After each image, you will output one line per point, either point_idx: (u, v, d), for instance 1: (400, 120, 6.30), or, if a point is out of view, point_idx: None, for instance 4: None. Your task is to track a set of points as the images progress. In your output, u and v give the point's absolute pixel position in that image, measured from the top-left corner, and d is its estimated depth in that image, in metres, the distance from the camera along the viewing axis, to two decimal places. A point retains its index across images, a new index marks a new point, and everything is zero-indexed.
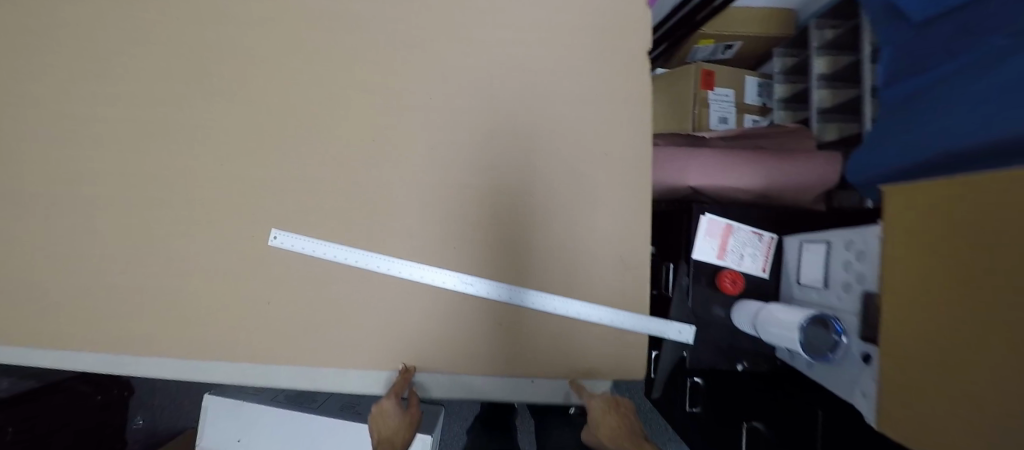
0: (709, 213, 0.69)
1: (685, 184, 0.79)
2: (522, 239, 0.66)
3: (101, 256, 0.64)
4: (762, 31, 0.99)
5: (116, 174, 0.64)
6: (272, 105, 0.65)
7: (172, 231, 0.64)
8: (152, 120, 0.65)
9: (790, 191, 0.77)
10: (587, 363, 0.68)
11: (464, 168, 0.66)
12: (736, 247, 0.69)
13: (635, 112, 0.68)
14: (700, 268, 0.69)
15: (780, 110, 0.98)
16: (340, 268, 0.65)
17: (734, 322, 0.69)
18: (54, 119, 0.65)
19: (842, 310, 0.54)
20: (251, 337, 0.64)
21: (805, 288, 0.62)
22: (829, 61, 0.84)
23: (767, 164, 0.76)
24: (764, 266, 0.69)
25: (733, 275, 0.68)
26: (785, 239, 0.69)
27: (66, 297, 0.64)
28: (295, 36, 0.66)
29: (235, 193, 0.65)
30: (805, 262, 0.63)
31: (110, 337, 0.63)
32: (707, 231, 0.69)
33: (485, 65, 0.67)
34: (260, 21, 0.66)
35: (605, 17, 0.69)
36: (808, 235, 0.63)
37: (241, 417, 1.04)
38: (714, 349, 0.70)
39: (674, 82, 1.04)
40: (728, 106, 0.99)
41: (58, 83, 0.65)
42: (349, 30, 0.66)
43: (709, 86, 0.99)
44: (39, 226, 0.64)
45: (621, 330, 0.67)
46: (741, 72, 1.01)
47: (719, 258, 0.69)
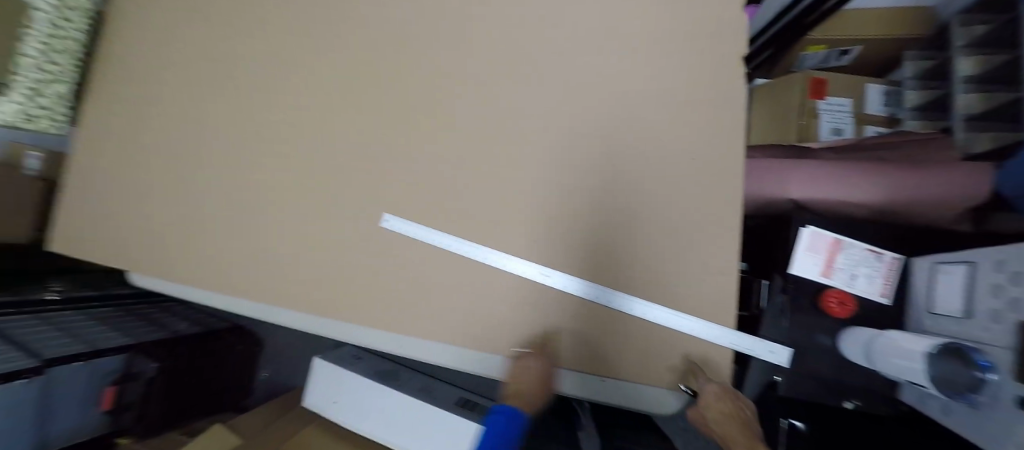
0: (813, 225, 0.62)
1: (786, 197, 0.73)
2: (599, 237, 0.69)
3: (265, 226, 0.83)
4: (887, 33, 0.90)
5: (282, 164, 0.84)
6: (397, 113, 0.80)
7: (316, 211, 0.81)
8: (310, 123, 0.84)
9: (924, 208, 0.66)
10: (659, 372, 0.65)
11: (549, 167, 0.72)
12: (847, 265, 0.61)
13: (726, 118, 0.68)
14: (800, 286, 0.62)
15: (914, 121, 0.85)
16: (434, 250, 0.75)
17: (841, 350, 0.60)
18: (246, 122, 0.88)
19: (993, 345, 0.43)
20: (360, 301, 0.76)
21: (939, 316, 0.53)
22: (978, 63, 0.77)
23: (892, 176, 0.67)
24: (884, 289, 0.61)
25: (840, 295, 0.61)
26: (913, 260, 0.60)
27: (239, 256, 0.84)
28: (418, 56, 0.80)
29: (363, 183, 0.79)
30: (940, 288, 0.54)
31: (263, 289, 0.81)
32: (809, 245, 0.62)
33: (575, 75, 0.73)
34: (393, 47, 0.82)
35: (696, 27, 0.71)
36: (944, 255, 0.54)
37: (338, 383, 1.20)
38: (815, 380, 0.62)
39: (775, 92, 0.98)
40: (844, 117, 0.89)
41: (253, 96, 0.88)
42: (460, 50, 0.78)
43: (819, 95, 0.90)
44: (228, 201, 0.86)
45: (699, 339, 0.64)
46: (863, 80, 0.91)
47: (825, 276, 0.62)
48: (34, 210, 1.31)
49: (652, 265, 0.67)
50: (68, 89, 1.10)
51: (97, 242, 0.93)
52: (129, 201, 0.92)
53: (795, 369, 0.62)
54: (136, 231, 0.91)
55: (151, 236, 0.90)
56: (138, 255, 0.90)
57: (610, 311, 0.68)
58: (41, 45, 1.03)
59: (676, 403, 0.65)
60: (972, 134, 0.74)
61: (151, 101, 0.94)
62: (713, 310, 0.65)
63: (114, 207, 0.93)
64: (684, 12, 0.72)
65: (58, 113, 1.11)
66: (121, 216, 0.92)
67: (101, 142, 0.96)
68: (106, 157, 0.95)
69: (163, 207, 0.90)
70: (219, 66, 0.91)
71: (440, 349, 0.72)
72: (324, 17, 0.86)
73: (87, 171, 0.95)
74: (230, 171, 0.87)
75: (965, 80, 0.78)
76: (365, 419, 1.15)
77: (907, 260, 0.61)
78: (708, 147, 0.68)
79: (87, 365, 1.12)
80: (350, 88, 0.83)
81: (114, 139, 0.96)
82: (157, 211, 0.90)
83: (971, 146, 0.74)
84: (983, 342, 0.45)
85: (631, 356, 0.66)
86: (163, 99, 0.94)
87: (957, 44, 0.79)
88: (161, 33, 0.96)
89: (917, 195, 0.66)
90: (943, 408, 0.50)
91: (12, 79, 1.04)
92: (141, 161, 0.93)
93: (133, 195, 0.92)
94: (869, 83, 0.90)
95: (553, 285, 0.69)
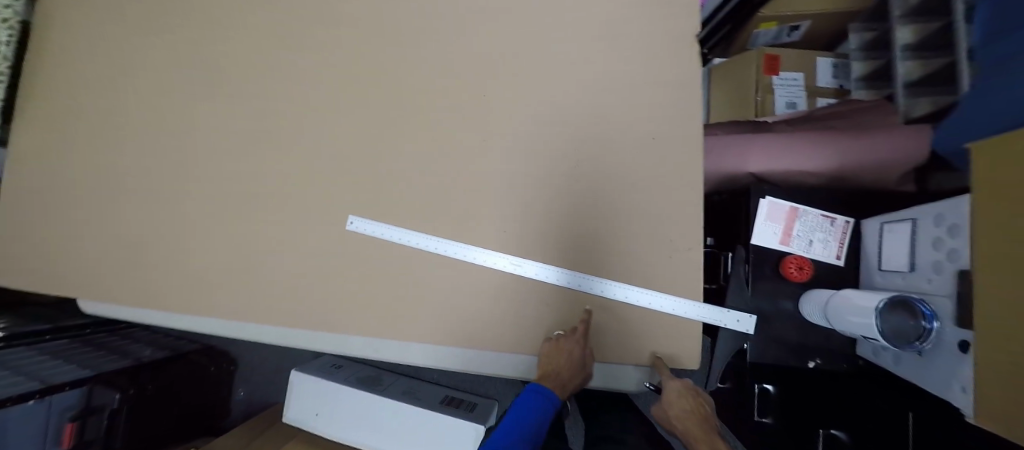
0: (770, 195, 0.65)
1: (745, 170, 0.75)
2: (569, 223, 0.69)
3: (223, 238, 0.79)
4: (834, 8, 0.91)
5: (237, 172, 0.80)
6: (355, 112, 0.77)
7: (277, 219, 0.78)
8: (265, 128, 0.80)
9: (868, 170, 0.70)
10: (634, 350, 0.66)
11: (515, 157, 0.71)
12: (804, 232, 0.64)
13: (683, 96, 0.69)
14: (762, 255, 0.65)
15: (861, 89, 0.89)
16: (405, 249, 0.73)
17: (802, 314, 0.63)
18: (194, 130, 0.83)
19: (935, 295, 0.46)
20: (330, 308, 0.74)
21: (889, 273, 0.56)
22: (916, 29, 0.79)
23: (838, 143, 0.70)
24: (839, 252, 0.63)
25: (799, 261, 0.63)
26: (864, 223, 0.63)
27: (196, 271, 0.80)
28: (373, 51, 0.78)
29: (325, 186, 0.77)
30: (888, 245, 0.57)
31: (226, 304, 0.78)
32: (768, 215, 0.64)
33: (535, 63, 0.73)
34: (346, 43, 0.79)
35: (650, 9, 0.71)
36: (890, 215, 0.57)
37: (319, 394, 1.17)
38: (780, 344, 0.64)
39: (733, 70, 1.00)
40: (797, 90, 0.93)
41: (199, 102, 0.83)
42: (417, 42, 0.77)
43: (773, 71, 0.93)
44: (181, 215, 0.81)
45: (670, 315, 0.66)
46: (813, 54, 0.94)
47: (784, 243, 0.64)
48: None
49: (622, 247, 0.68)
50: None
51: (30, 269, 0.85)
52: (67, 224, 0.85)
53: (761, 336, 0.64)
54: (78, 255, 0.84)
55: (96, 258, 0.83)
56: (82, 280, 0.83)
57: (584, 296, 0.68)
58: None
59: (642, 377, 0.67)
60: (914, 99, 0.78)
61: (87, 112, 0.88)
62: (682, 285, 0.66)
63: (50, 231, 0.85)
64: None
65: None
66: (59, 240, 0.85)
67: (30, 161, 0.88)
68: (36, 178, 0.87)
69: (107, 226, 0.84)
70: (159, 72, 0.85)
71: (415, 349, 0.71)
72: (270, 15, 0.82)
73: (16, 194, 0.87)
74: (181, 184, 0.82)
75: (905, 48, 0.80)
76: (350, 428, 1.13)
77: (858, 223, 0.64)
78: (668, 126, 0.69)
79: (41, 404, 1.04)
80: (304, 88, 0.79)
81: (45, 157, 0.88)
82: (100, 231, 0.84)
83: (913, 111, 0.79)
84: (926, 293, 0.48)
85: (605, 338, 0.67)
86: (100, 111, 0.87)
87: (896, 13, 0.80)
88: (92, 40, 0.89)
89: (861, 159, 0.69)
90: (894, 358, 0.54)
91: None
92: (78, 178, 0.86)
93: (71, 216, 0.85)
94: (819, 57, 0.94)
95: (526, 275, 0.69)
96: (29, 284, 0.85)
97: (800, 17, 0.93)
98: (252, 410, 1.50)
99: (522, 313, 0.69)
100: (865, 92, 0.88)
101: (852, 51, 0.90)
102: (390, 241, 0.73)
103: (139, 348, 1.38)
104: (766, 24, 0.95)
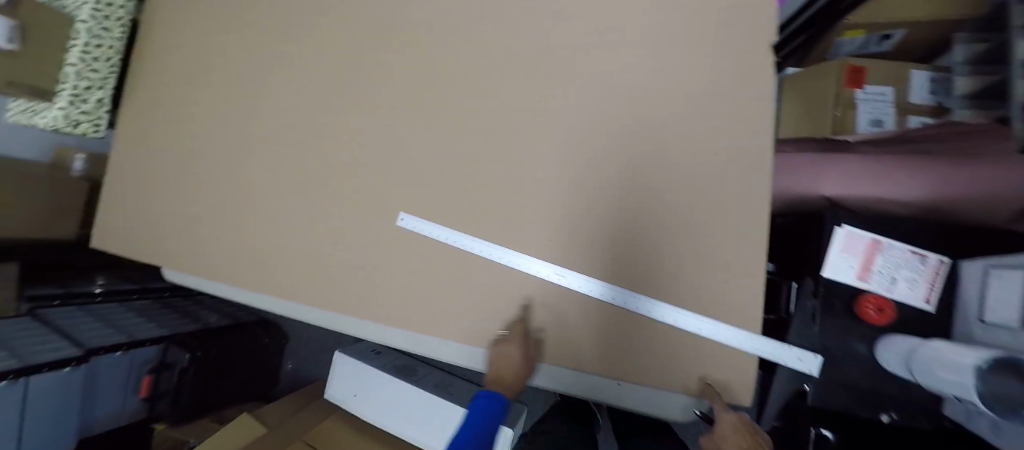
0: (848, 224, 0.58)
1: (818, 193, 0.71)
2: (616, 238, 0.67)
3: (284, 225, 0.85)
4: (941, 15, 0.80)
5: (301, 165, 0.86)
6: (412, 112, 0.80)
7: (335, 210, 0.82)
8: (328, 124, 0.85)
9: (973, 204, 0.60)
10: (677, 377, 0.63)
11: (564, 166, 0.70)
12: (886, 268, 0.57)
13: (752, 111, 0.64)
14: (833, 290, 0.59)
15: (963, 110, 0.77)
16: (448, 250, 0.74)
17: (878, 359, 0.56)
18: (266, 124, 0.90)
19: None
20: (376, 300, 0.77)
21: (993, 327, 0.49)
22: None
23: (938, 171, 0.60)
24: (929, 296, 0.56)
25: (877, 300, 0.57)
26: (962, 264, 0.55)
27: (260, 254, 0.86)
28: (431, 55, 0.80)
29: (380, 182, 0.80)
30: (994, 294, 0.49)
31: (283, 287, 0.84)
32: (844, 246, 0.58)
33: (591, 71, 0.71)
34: (408, 46, 0.82)
35: (720, 17, 0.67)
36: (999, 260, 0.50)
37: (358, 377, 1.23)
38: (846, 390, 0.58)
39: (808, 81, 0.92)
40: (885, 106, 0.82)
41: (272, 98, 0.90)
42: (473, 47, 0.78)
43: (857, 83, 0.84)
44: (250, 201, 0.89)
45: (719, 344, 0.62)
46: (904, 67, 0.84)
47: (861, 279, 0.58)
48: (81, 208, 1.40)
49: (672, 268, 0.65)
50: (108, 95, 1.17)
51: (134, 240, 0.98)
52: (161, 202, 0.96)
53: (825, 379, 0.58)
54: (168, 230, 0.95)
55: (181, 235, 0.93)
56: (169, 253, 0.93)
57: (627, 314, 0.66)
58: (83, 54, 1.09)
59: (686, 406, 0.63)
60: None
61: (179, 104, 0.98)
62: (735, 314, 0.62)
63: (148, 207, 0.97)
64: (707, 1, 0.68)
65: (97, 118, 1.18)
66: (155, 216, 0.96)
67: (136, 144, 1.01)
68: (141, 159, 1.00)
69: (191, 207, 0.93)
70: (241, 69, 0.93)
71: (455, 349, 0.72)
72: (340, 18, 0.87)
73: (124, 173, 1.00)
74: (254, 172, 0.90)
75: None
76: (384, 414, 1.18)
77: (956, 264, 0.56)
78: (734, 142, 0.64)
79: (124, 355, 1.20)
80: (365, 88, 0.83)
81: (148, 142, 1.00)
82: (186, 210, 0.94)
83: None
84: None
85: (647, 360, 0.64)
86: (191, 103, 0.97)
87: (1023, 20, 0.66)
88: (188, 38, 0.99)
89: (965, 191, 0.59)
90: (988, 421, 0.47)
91: (58, 87, 1.11)
92: (169, 162, 0.97)
93: (164, 196, 0.96)
94: (914, 69, 0.83)
95: (568, 286, 0.68)
96: (129, 252, 0.98)
97: (897, 25, 0.83)
98: (297, 383, 1.61)
99: (562, 324, 0.68)
100: (971, 111, 0.76)
101: (958, 64, 0.77)
102: (437, 240, 0.75)
103: (206, 314, 1.53)
104: (851, 32, 0.87)
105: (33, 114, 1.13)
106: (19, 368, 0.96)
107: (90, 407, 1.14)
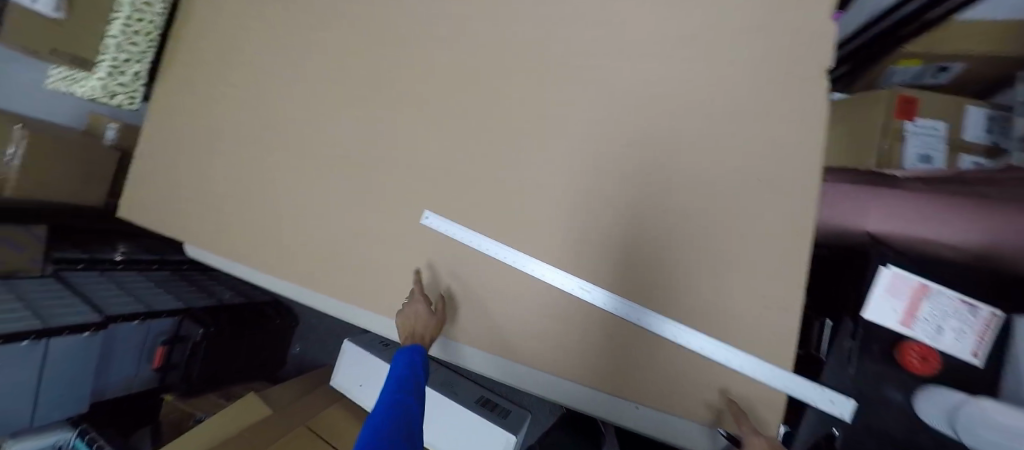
0: (893, 265, 0.55)
1: (861, 228, 0.70)
2: (646, 257, 0.65)
3: (308, 213, 0.85)
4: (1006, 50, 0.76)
5: (329, 154, 0.86)
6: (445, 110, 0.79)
7: (359, 203, 0.82)
8: (359, 116, 0.85)
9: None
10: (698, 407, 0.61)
11: (596, 178, 0.68)
12: (933, 316, 0.53)
13: (800, 138, 0.61)
14: (871, 332, 0.56)
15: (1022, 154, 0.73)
16: (471, 254, 0.74)
17: (916, 411, 0.54)
18: (297, 110, 0.90)
19: None
20: (394, 297, 0.77)
21: None
22: None
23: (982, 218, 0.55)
24: (977, 350, 0.53)
25: (920, 349, 0.53)
26: (1015, 319, 0.51)
27: (282, 240, 0.87)
28: (468, 54, 0.79)
29: (407, 179, 0.80)
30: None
31: (304, 275, 0.84)
32: (887, 289, 0.55)
33: (632, 83, 0.69)
34: (446, 42, 0.81)
35: (773, 36, 0.64)
36: None
37: (365, 368, 1.24)
38: (879, 438, 0.55)
39: (855, 109, 0.89)
40: (936, 142, 0.79)
41: (305, 85, 0.90)
42: (512, 49, 0.76)
43: (908, 115, 0.80)
44: (276, 186, 0.89)
45: (746, 377, 0.60)
46: (961, 100, 0.80)
47: (904, 325, 0.55)
48: (109, 176, 1.42)
49: (701, 293, 0.63)
50: (145, 68, 1.18)
51: (160, 213, 0.99)
52: (188, 179, 0.97)
53: (856, 425, 0.56)
54: (193, 208, 0.96)
55: (205, 213, 0.94)
56: (192, 230, 0.94)
57: (651, 336, 0.64)
58: (124, 26, 1.11)
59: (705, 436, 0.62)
60: None
61: (213, 83, 0.99)
62: (766, 348, 0.59)
63: (176, 183, 0.98)
64: (761, 18, 0.65)
65: (134, 90, 1.19)
66: (181, 192, 0.97)
67: (169, 119, 1.02)
68: (172, 134, 1.01)
69: (217, 186, 0.94)
70: (276, 53, 0.94)
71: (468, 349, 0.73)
72: (379, 9, 0.86)
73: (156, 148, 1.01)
74: (282, 157, 0.90)
75: None
76: None
77: (1010, 317, 0.53)
78: (777, 169, 0.62)
79: (141, 325, 1.21)
80: (399, 83, 0.83)
81: (180, 118, 1.01)
82: (211, 189, 0.94)
83: None
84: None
85: (668, 385, 0.63)
86: (225, 83, 0.98)
87: None
88: (227, 18, 1.00)
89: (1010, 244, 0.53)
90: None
91: (98, 57, 1.13)
92: (199, 140, 0.98)
93: (192, 173, 0.97)
94: (971, 105, 0.79)
95: (592, 301, 0.66)
96: (153, 225, 0.99)
97: (957, 58, 0.79)
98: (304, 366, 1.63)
99: (581, 341, 0.67)
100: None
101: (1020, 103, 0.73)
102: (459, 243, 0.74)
103: (220, 290, 1.56)
104: (906, 61, 0.83)
105: (73, 83, 1.17)
106: (39, 329, 0.99)
107: (104, 373, 1.17)
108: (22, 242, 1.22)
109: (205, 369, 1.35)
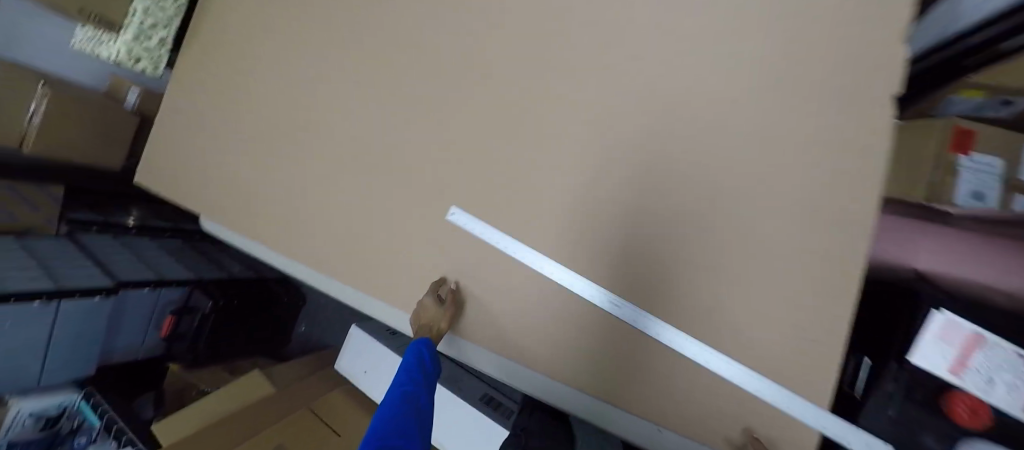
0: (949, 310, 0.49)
1: (910, 265, 0.65)
2: (682, 278, 0.61)
3: (327, 198, 0.83)
4: None
5: (353, 140, 0.83)
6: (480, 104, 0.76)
7: (383, 193, 0.80)
8: (386, 102, 0.82)
9: None
10: (722, 436, 0.59)
11: (634, 189, 0.65)
12: (991, 370, 0.46)
13: (868, 163, 0.56)
14: (923, 380, 0.52)
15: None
16: (493, 256, 0.71)
17: None
18: (323, 90, 0.87)
19: None
20: (411, 292, 0.75)
21: None
22: None
23: None
24: None
25: (973, 402, 0.48)
26: None
27: (299, 222, 0.85)
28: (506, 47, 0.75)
29: (435, 173, 0.77)
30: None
31: (320, 261, 0.82)
32: (938, 334, 0.49)
33: (682, 91, 0.65)
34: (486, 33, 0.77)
35: (847, 44, 0.58)
36: None
37: (371, 355, 1.23)
38: None
39: (909, 136, 0.84)
40: (992, 179, 0.74)
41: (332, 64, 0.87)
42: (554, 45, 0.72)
43: (962, 147, 0.76)
44: (297, 166, 0.87)
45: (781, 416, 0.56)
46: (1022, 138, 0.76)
47: (954, 374, 0.48)
48: (128, 141, 1.41)
49: (739, 322, 0.59)
50: (171, 35, 1.15)
51: (179, 186, 0.97)
52: (210, 153, 0.95)
53: None
54: (213, 183, 0.94)
55: (224, 189, 0.92)
56: (211, 206, 0.93)
57: (679, 361, 0.61)
58: None
59: None
60: None
61: (239, 56, 0.96)
62: (806, 387, 0.55)
63: (198, 156, 0.97)
64: (837, 27, 0.59)
65: (158, 57, 1.17)
66: (202, 166, 0.96)
67: (194, 89, 1.00)
68: (196, 105, 0.99)
69: (238, 163, 0.92)
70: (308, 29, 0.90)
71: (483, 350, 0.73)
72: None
73: (180, 118, 1.00)
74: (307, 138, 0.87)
75: None
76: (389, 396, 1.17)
77: None
78: (836, 194, 0.57)
79: (152, 292, 1.21)
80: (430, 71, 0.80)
81: (203, 89, 0.99)
82: (233, 165, 0.92)
83: None
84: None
85: (693, 414, 0.60)
86: (252, 56, 0.95)
87: None
88: None
89: None
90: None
91: (125, 20, 1.12)
92: (222, 113, 0.96)
93: (212, 146, 0.96)
94: None
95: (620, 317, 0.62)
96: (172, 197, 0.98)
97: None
98: (308, 346, 1.63)
99: (599, 353, 0.64)
100: None
101: None
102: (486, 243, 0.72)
103: (231, 263, 1.55)
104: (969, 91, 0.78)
105: (98, 44, 1.14)
106: (51, 290, 0.98)
107: (112, 339, 1.17)
108: (38, 202, 1.23)
109: (212, 342, 1.35)
